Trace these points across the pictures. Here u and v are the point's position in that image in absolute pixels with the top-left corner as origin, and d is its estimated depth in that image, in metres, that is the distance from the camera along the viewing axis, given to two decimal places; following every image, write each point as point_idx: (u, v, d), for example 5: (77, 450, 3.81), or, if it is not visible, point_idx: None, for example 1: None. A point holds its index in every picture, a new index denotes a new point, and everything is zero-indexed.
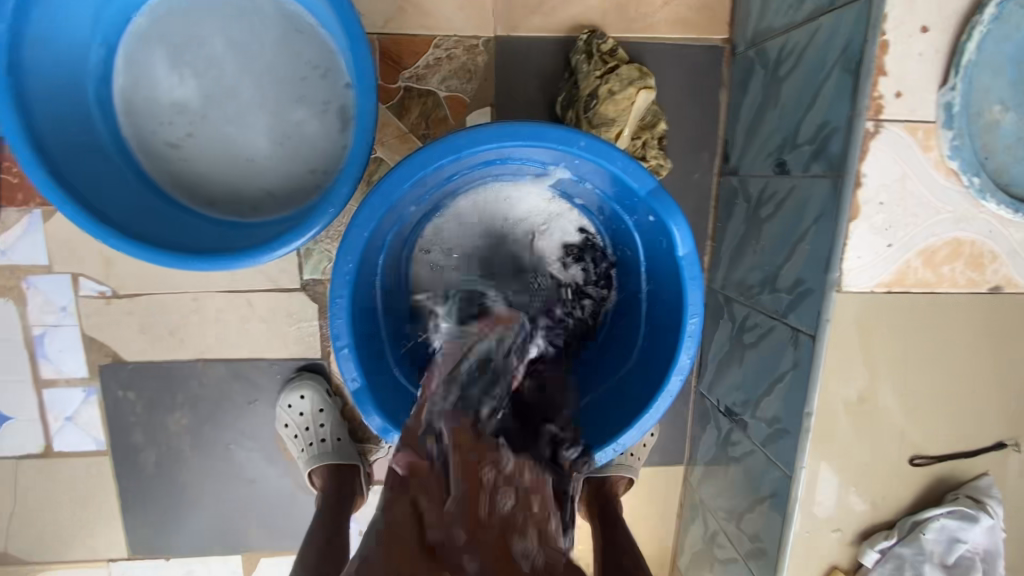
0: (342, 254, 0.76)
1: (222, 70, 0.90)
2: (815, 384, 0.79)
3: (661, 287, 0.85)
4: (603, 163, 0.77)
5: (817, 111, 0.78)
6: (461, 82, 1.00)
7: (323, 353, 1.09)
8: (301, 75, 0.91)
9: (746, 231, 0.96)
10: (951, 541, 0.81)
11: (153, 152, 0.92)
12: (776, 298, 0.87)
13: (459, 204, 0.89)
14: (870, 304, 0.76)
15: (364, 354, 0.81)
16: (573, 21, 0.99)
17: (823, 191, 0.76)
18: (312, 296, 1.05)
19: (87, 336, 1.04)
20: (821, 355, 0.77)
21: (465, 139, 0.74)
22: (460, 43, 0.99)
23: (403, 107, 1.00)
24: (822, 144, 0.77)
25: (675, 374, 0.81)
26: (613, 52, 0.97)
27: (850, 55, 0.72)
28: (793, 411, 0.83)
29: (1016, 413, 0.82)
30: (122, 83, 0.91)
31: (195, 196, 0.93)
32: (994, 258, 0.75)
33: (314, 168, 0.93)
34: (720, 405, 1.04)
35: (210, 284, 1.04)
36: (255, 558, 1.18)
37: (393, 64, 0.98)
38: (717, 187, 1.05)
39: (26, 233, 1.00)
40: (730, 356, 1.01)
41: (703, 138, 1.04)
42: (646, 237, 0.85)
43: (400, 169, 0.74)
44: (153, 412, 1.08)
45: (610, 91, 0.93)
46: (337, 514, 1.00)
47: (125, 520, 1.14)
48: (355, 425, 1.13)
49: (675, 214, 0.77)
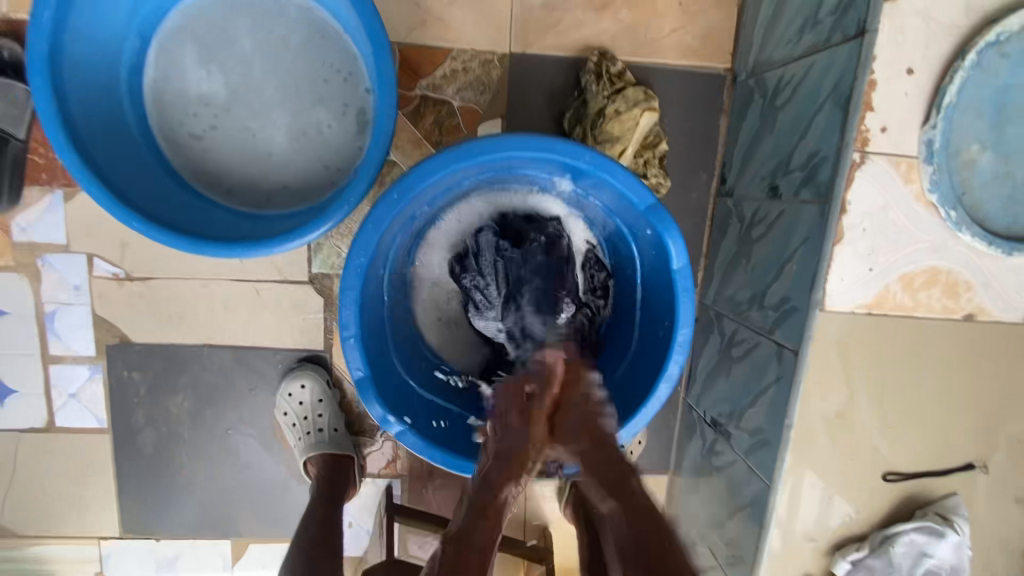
0: (354, 247, 0.79)
1: (248, 69, 0.95)
2: (796, 397, 0.83)
3: (656, 297, 0.89)
4: (606, 176, 0.81)
5: (808, 140, 0.83)
6: (475, 93, 1.05)
7: (326, 345, 1.12)
8: (323, 77, 0.96)
9: (739, 249, 1.01)
10: (918, 555, 0.85)
11: (178, 141, 0.96)
12: (764, 314, 0.91)
13: (472, 201, 0.93)
14: (850, 324, 0.80)
15: (369, 345, 0.84)
16: (585, 42, 1.04)
17: (811, 215, 0.81)
18: (319, 289, 1.09)
19: (97, 315, 1.08)
20: (803, 369, 0.81)
21: (478, 146, 0.78)
22: (476, 56, 1.04)
23: (418, 114, 1.04)
24: (812, 171, 0.81)
25: (664, 381, 0.85)
26: (621, 73, 1.02)
27: (840, 90, 0.77)
28: (774, 422, 0.87)
29: (985, 436, 0.86)
30: (152, 75, 0.95)
31: (213, 185, 0.97)
32: (968, 287, 0.80)
33: (329, 166, 0.98)
34: (706, 417, 1.08)
35: (221, 271, 1.07)
36: (246, 544, 1.20)
37: (411, 73, 1.03)
38: (714, 208, 1.10)
39: (47, 212, 1.03)
40: (718, 369, 1.05)
41: (702, 160, 1.09)
42: (644, 249, 0.89)
43: (415, 171, 0.78)
44: (156, 393, 1.11)
45: (616, 110, 0.99)
46: (331, 502, 1.03)
47: (120, 499, 1.16)
48: (352, 417, 1.16)
49: (672, 228, 0.81)
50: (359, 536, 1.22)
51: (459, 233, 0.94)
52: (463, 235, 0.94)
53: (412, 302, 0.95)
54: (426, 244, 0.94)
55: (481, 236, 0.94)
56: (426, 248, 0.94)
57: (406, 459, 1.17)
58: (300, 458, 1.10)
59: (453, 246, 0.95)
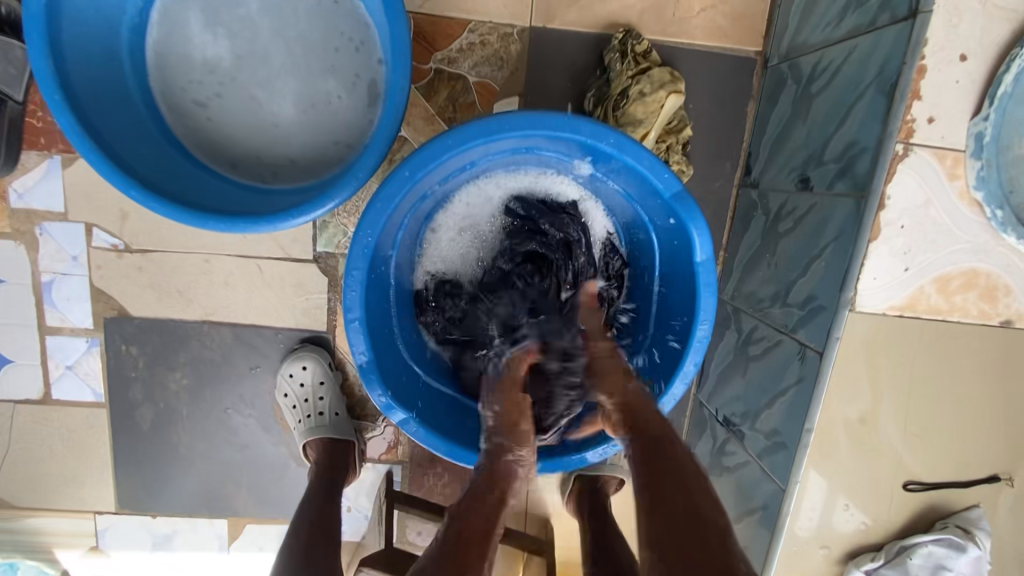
0: (361, 227, 0.75)
1: (256, 35, 0.90)
2: (817, 401, 0.79)
3: (674, 290, 0.85)
4: (630, 160, 0.76)
5: (845, 130, 0.78)
6: (492, 69, 1.00)
7: (329, 326, 1.09)
8: (334, 47, 0.91)
9: (762, 243, 0.96)
10: (936, 568, 0.82)
11: (180, 109, 0.92)
12: (786, 312, 0.87)
13: (481, 188, 0.89)
14: (879, 325, 0.76)
15: (373, 328, 0.80)
16: (610, 19, 0.99)
17: (845, 210, 0.76)
18: (323, 269, 1.05)
19: (95, 287, 1.05)
20: (828, 372, 0.77)
21: (495, 124, 0.73)
22: (494, 30, 0.99)
23: (432, 88, 1.00)
24: (848, 163, 0.76)
25: (679, 379, 0.81)
26: (647, 52, 0.97)
27: (885, 77, 0.71)
28: (793, 425, 0.83)
29: (1013, 448, 0.82)
30: (155, 36, 0.91)
31: (217, 156, 0.93)
32: (1008, 292, 0.76)
33: (337, 141, 0.93)
34: (718, 415, 1.05)
35: (223, 246, 1.04)
36: (242, 524, 1.18)
37: (426, 44, 0.98)
38: (736, 199, 1.06)
39: (45, 177, 0.99)
40: (733, 367, 1.01)
41: (726, 148, 1.04)
42: (665, 239, 0.84)
43: (428, 148, 0.73)
44: (154, 369, 1.09)
45: (641, 91, 0.93)
46: (331, 484, 1.01)
47: (117, 474, 1.14)
48: (354, 401, 1.13)
49: (697, 217, 0.76)
50: (357, 521, 1.20)
51: (465, 224, 0.91)
52: (469, 226, 0.91)
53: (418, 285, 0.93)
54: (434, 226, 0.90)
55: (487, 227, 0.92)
56: (436, 231, 0.90)
57: (408, 446, 1.15)
58: (299, 441, 1.07)
59: (461, 231, 0.91)
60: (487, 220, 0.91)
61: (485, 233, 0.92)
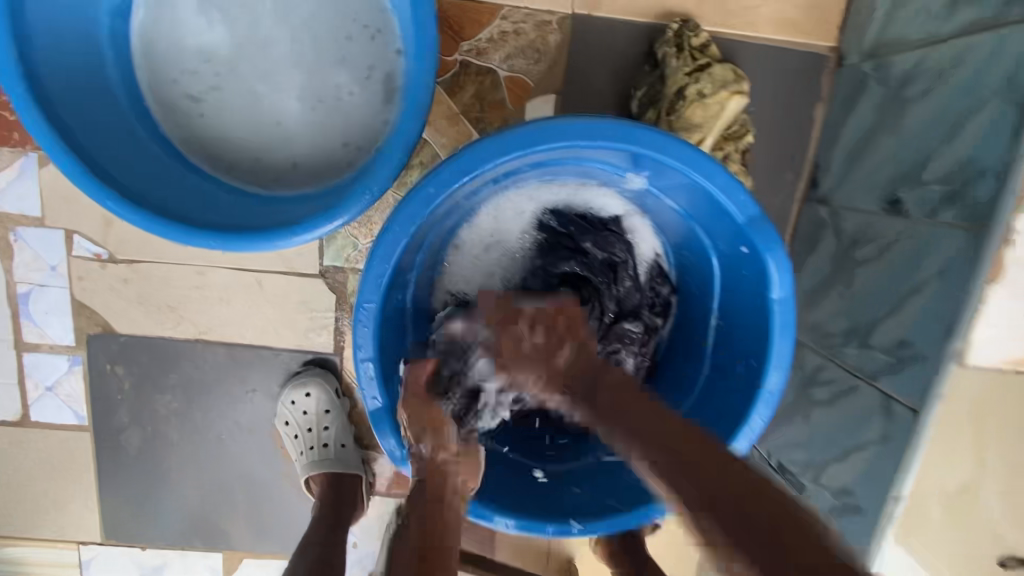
0: (375, 253, 0.63)
1: (258, 18, 0.78)
2: (909, 469, 0.67)
3: (738, 330, 0.73)
4: (698, 179, 0.63)
5: (955, 146, 0.65)
6: (527, 62, 0.87)
7: (335, 348, 0.98)
8: (347, 34, 0.79)
9: (833, 271, 0.84)
10: None
11: (172, 104, 0.81)
12: (865, 355, 0.75)
13: (514, 200, 0.76)
14: (992, 385, 0.63)
15: (388, 369, 0.69)
16: (663, 7, 0.86)
17: (954, 243, 0.64)
18: (331, 285, 0.94)
19: (77, 301, 0.94)
20: (925, 436, 0.65)
21: (537, 133, 0.61)
22: (530, 17, 0.86)
23: (457, 83, 0.87)
24: (959, 187, 0.64)
25: (743, 436, 0.69)
26: (704, 46, 0.84)
27: (1015, 85, 0.58)
28: (874, 490, 0.72)
29: None
30: (142, 19, 0.79)
31: (212, 159, 0.82)
32: None
33: (348, 141, 0.81)
34: (772, 460, 0.94)
35: (219, 257, 0.93)
36: (238, 558, 1.08)
37: (452, 32, 0.86)
38: (797, 216, 0.93)
39: (19, 178, 0.88)
40: (793, 409, 0.89)
41: (790, 157, 0.91)
42: (731, 270, 0.71)
43: (457, 159, 0.61)
44: (142, 391, 0.98)
45: (700, 91, 0.81)
46: (340, 519, 0.91)
47: (102, 502, 1.04)
48: (363, 430, 1.03)
49: (776, 249, 0.63)
50: (363, 558, 1.09)
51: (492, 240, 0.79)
52: (496, 241, 0.80)
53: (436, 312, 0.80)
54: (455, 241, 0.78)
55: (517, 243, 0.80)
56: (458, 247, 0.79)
57: None
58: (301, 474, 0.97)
59: (488, 246, 0.80)
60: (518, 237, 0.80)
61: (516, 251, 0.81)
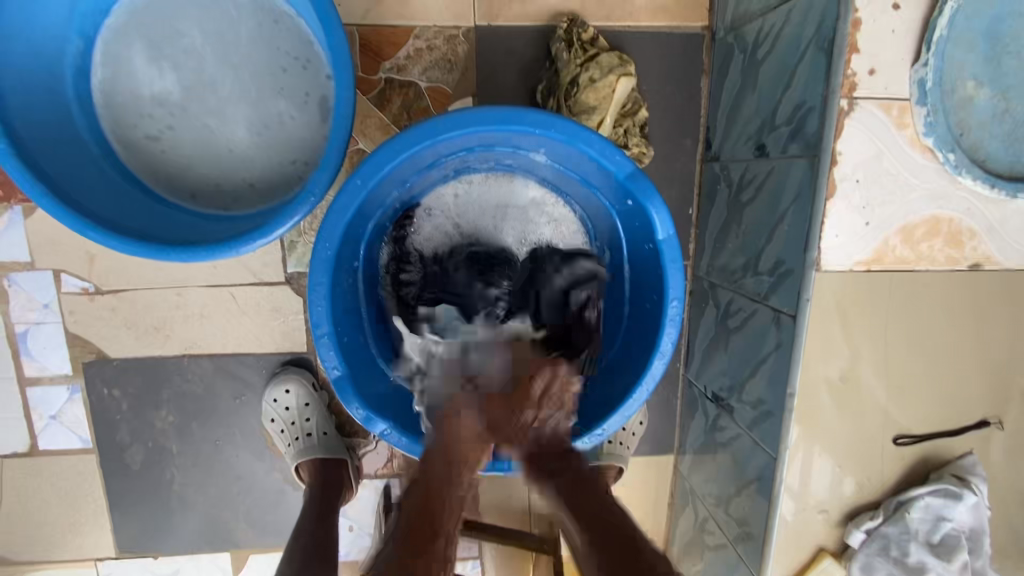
0: (319, 242, 0.75)
1: (200, 62, 0.90)
2: (797, 363, 0.78)
3: (642, 272, 0.85)
4: (582, 146, 0.77)
5: (793, 92, 0.78)
6: (443, 72, 1.00)
7: (308, 347, 1.08)
8: (281, 67, 0.90)
9: (729, 216, 0.96)
10: (936, 520, 0.81)
11: (136, 145, 0.92)
12: (758, 281, 0.87)
13: (503, 181, 0.90)
14: (849, 283, 0.76)
15: (346, 343, 0.81)
16: (553, 10, 0.99)
17: (801, 171, 0.76)
18: (297, 289, 1.05)
19: (70, 333, 1.04)
20: (803, 334, 0.77)
21: (439, 123, 0.74)
22: (440, 33, 0.99)
23: (384, 98, 1.00)
24: (799, 124, 0.76)
25: (657, 358, 0.81)
26: (594, 40, 0.97)
27: (823, 33, 0.71)
28: (776, 392, 0.83)
29: (998, 390, 0.82)
30: (101, 75, 0.90)
31: (175, 188, 0.92)
32: (973, 235, 0.75)
33: (296, 160, 0.92)
34: (707, 392, 1.04)
35: (193, 278, 1.03)
36: (245, 555, 1.17)
37: (374, 54, 0.98)
38: (701, 174, 1.05)
39: (8, 229, 0.99)
40: (716, 343, 1.00)
41: (685, 125, 1.04)
42: (629, 223, 0.84)
43: (376, 156, 0.74)
44: (138, 409, 1.08)
45: (590, 78, 0.93)
46: (328, 506, 1.00)
47: (113, 519, 1.13)
48: (343, 419, 1.12)
49: (654, 197, 0.77)
50: (361, 538, 1.18)
51: (467, 198, 0.91)
52: (473, 202, 0.91)
53: (407, 233, 0.90)
54: (416, 205, 0.89)
55: (493, 219, 0.92)
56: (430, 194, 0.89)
57: (403, 458, 1.13)
58: (291, 464, 1.07)
59: (461, 202, 0.91)
60: (502, 205, 0.91)
61: (496, 221, 0.92)
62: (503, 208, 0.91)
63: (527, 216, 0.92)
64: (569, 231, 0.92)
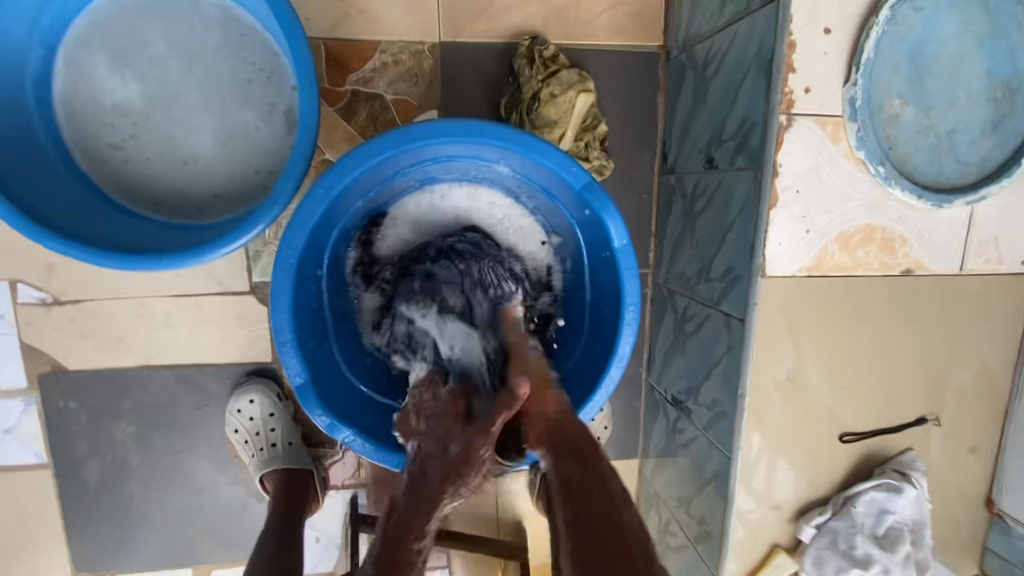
0: (283, 250, 0.77)
1: (165, 73, 0.90)
2: (746, 365, 0.82)
3: (600, 279, 0.88)
4: (539, 157, 0.80)
5: (738, 108, 0.82)
6: (408, 85, 1.02)
7: (273, 357, 1.08)
8: (247, 79, 0.92)
9: (684, 225, 1.00)
10: (880, 513, 0.85)
11: (98, 155, 0.91)
12: (710, 287, 0.91)
13: (467, 189, 0.91)
14: (792, 288, 0.80)
15: (308, 349, 0.82)
16: (515, 28, 1.03)
17: (746, 182, 0.80)
18: (262, 299, 1.05)
19: (26, 345, 1.02)
20: (751, 338, 0.81)
21: (403, 134, 0.76)
22: (406, 48, 1.01)
23: (350, 110, 1.02)
24: (744, 139, 0.81)
25: (615, 361, 0.84)
26: (555, 56, 1.00)
27: (763, 54, 0.76)
28: (728, 393, 0.86)
29: (933, 389, 0.87)
30: (63, 85, 0.90)
31: (137, 198, 0.92)
32: (904, 242, 0.80)
33: (260, 170, 0.93)
34: (667, 395, 1.07)
35: (156, 288, 1.03)
36: (207, 570, 1.14)
37: (341, 68, 1.00)
38: (659, 185, 1.09)
39: None
40: (674, 347, 1.04)
41: (643, 139, 1.08)
42: (587, 232, 0.88)
43: (339, 165, 0.76)
44: (97, 422, 1.06)
45: (551, 93, 0.97)
46: (292, 516, 0.98)
47: (68, 537, 1.10)
48: (309, 429, 1.11)
49: (609, 206, 0.81)
50: (328, 551, 1.17)
51: (431, 206, 0.92)
52: (435, 209, 0.93)
53: (371, 242, 0.91)
54: (382, 212, 0.90)
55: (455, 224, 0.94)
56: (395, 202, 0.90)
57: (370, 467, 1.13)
58: (256, 475, 1.06)
59: (422, 208, 0.92)
60: (465, 213, 0.93)
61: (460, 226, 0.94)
62: (465, 216, 0.94)
63: (490, 223, 0.94)
64: (533, 239, 0.95)
